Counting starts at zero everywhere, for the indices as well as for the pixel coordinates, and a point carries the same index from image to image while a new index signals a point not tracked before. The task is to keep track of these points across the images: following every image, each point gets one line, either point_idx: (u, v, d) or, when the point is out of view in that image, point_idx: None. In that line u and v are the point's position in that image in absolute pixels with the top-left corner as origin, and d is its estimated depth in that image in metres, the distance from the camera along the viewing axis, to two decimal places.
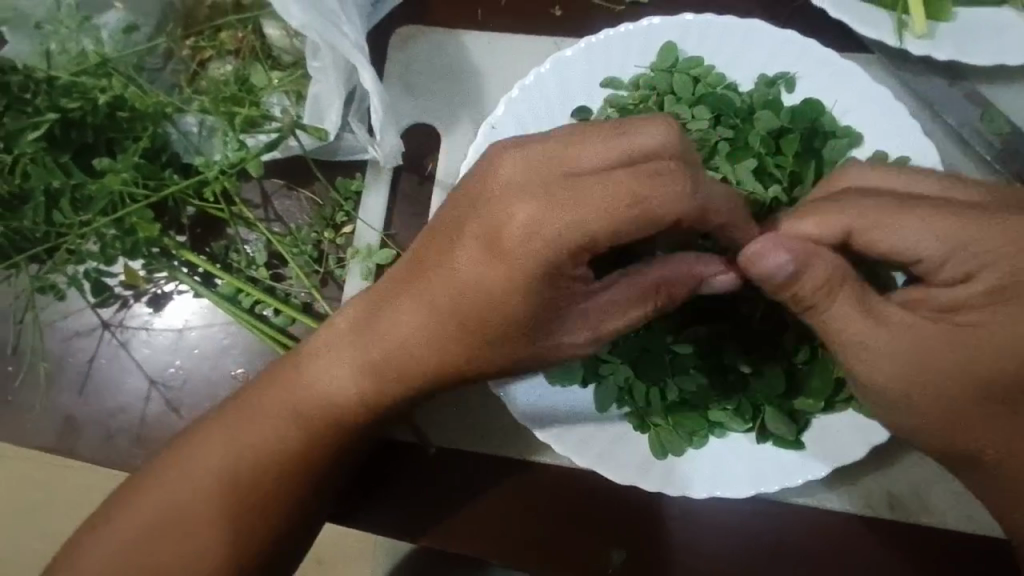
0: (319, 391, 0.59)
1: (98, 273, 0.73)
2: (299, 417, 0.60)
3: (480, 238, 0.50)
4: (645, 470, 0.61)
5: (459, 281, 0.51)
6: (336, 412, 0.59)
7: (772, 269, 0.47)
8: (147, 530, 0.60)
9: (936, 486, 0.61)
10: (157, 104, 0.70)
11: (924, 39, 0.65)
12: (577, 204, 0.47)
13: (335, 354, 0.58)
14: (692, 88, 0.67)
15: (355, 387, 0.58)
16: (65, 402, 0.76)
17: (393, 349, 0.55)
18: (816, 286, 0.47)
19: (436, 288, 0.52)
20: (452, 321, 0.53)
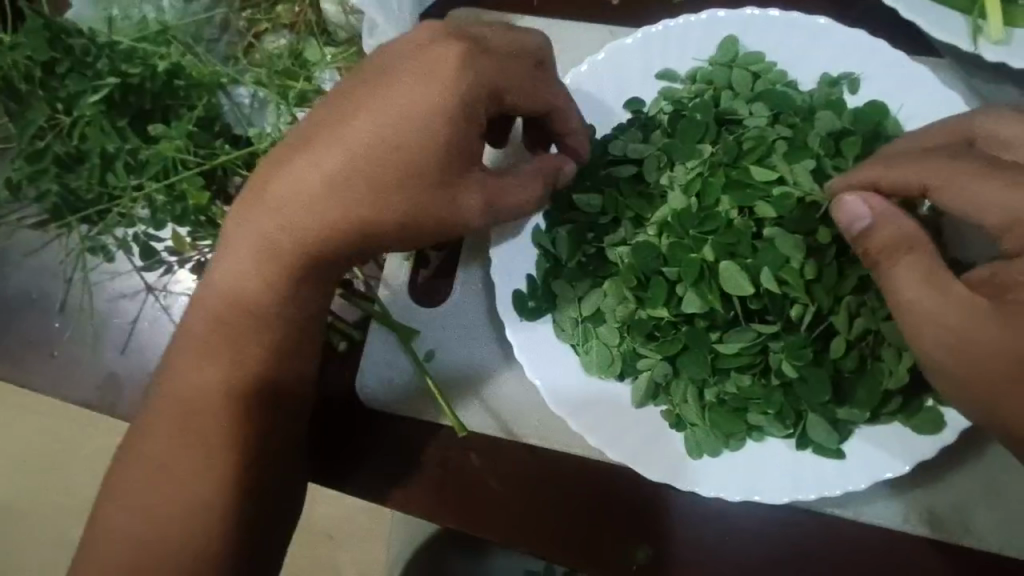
0: (226, 287, 0.58)
1: (147, 236, 0.74)
2: (218, 323, 0.58)
3: (390, 128, 0.55)
4: (678, 470, 0.60)
5: (385, 122, 0.55)
6: (254, 307, 0.58)
7: (851, 218, 0.51)
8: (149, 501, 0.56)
9: (980, 506, 0.59)
10: (212, 74, 0.72)
11: (1002, 45, 0.62)
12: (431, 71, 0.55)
13: (237, 248, 0.58)
14: (751, 84, 0.65)
15: (252, 277, 0.57)
16: (108, 360, 0.78)
17: (293, 203, 0.56)
18: (882, 244, 0.50)
19: (409, 157, 0.55)
20: (364, 172, 0.55)
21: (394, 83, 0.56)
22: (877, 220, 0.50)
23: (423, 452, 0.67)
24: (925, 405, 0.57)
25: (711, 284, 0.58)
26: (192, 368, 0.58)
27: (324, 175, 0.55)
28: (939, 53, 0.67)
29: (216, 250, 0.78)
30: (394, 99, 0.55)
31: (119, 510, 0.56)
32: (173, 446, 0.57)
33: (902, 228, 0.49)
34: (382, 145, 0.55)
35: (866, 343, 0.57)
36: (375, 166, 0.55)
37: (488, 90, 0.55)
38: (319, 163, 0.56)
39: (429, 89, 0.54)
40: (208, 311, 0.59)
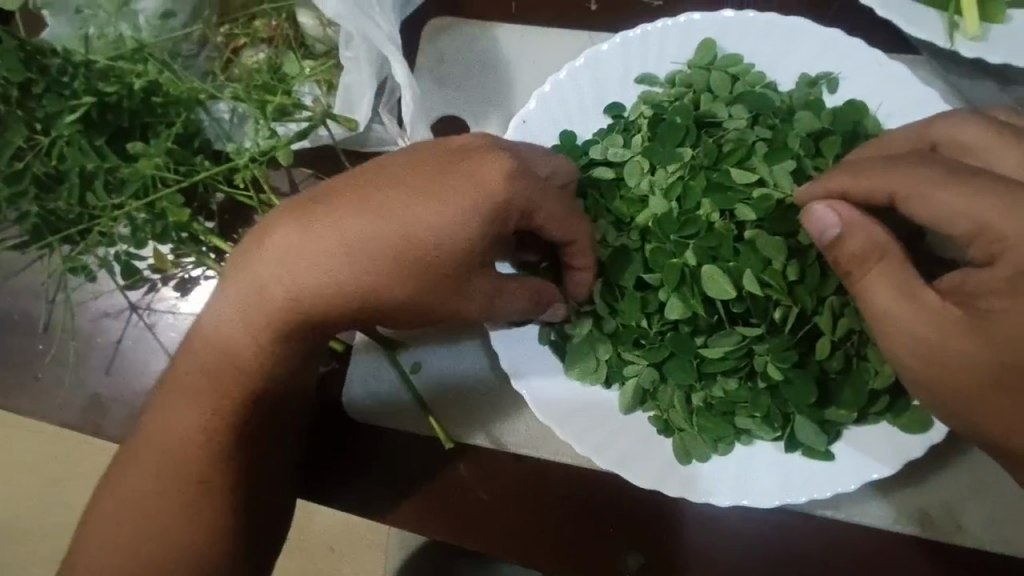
0: (222, 348, 0.57)
1: (128, 255, 0.74)
2: (207, 387, 0.58)
3: (410, 222, 0.52)
4: (667, 476, 0.59)
5: (399, 209, 0.52)
6: (236, 382, 0.58)
7: (819, 228, 0.49)
8: (133, 524, 0.56)
9: (970, 505, 0.59)
10: (190, 90, 0.71)
11: (977, 41, 0.62)
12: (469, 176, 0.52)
13: (235, 315, 0.56)
14: (730, 87, 0.65)
15: (250, 347, 0.57)
16: (92, 381, 0.77)
17: (296, 282, 0.54)
18: (854, 253, 0.48)
19: (404, 249, 0.52)
20: (370, 261, 0.53)
21: (415, 184, 0.53)
22: (848, 229, 0.48)
23: (410, 463, 0.67)
24: (913, 405, 0.56)
25: (694, 290, 0.58)
26: (180, 422, 0.58)
27: (319, 260, 0.53)
28: (917, 50, 0.67)
29: (199, 266, 0.78)
30: (417, 196, 0.52)
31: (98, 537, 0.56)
32: (154, 493, 0.57)
33: (873, 238, 0.48)
34: (383, 237, 0.52)
35: (851, 343, 0.56)
36: (373, 259, 0.53)
37: (522, 199, 0.53)
38: (319, 245, 0.53)
39: (468, 192, 0.52)
40: (201, 372, 0.58)
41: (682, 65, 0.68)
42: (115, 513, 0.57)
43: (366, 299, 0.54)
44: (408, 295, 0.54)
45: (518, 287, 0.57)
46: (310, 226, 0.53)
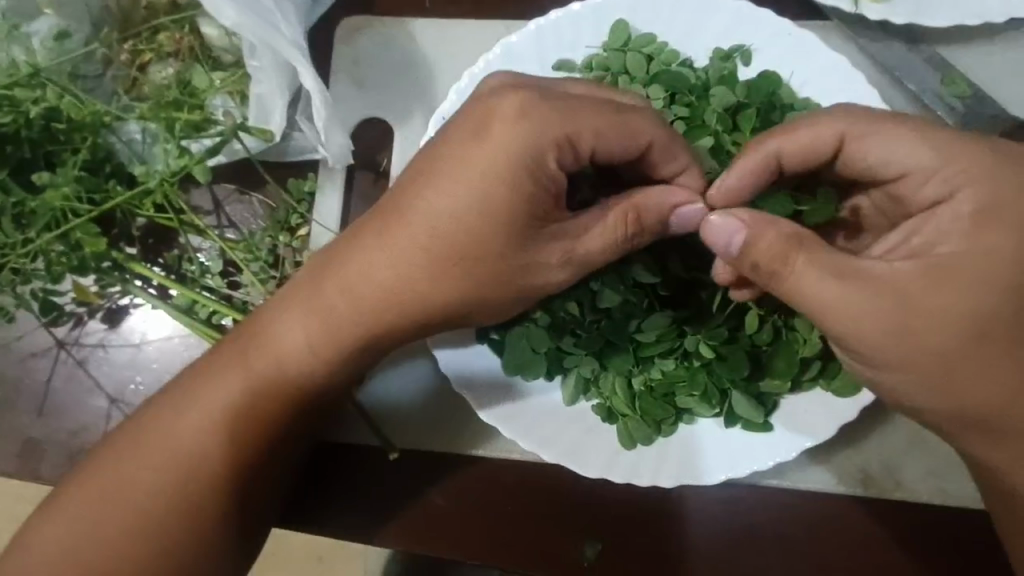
0: (278, 357, 0.59)
1: (46, 291, 0.70)
2: (275, 386, 0.59)
3: (473, 200, 0.53)
4: (613, 463, 0.60)
5: (442, 199, 0.54)
6: (312, 378, 0.59)
7: (725, 238, 0.49)
8: (75, 557, 0.56)
9: (907, 459, 0.61)
10: (95, 114, 0.67)
11: (882, 2, 0.63)
12: (514, 129, 0.52)
13: (293, 324, 0.58)
14: (646, 68, 0.64)
15: (309, 354, 0.59)
16: (24, 425, 0.73)
17: (373, 291, 0.56)
18: (770, 252, 0.47)
19: (479, 232, 0.54)
20: (441, 253, 0.55)
21: (492, 158, 0.52)
22: (754, 228, 0.48)
23: (357, 478, 0.66)
24: (843, 367, 0.57)
25: (623, 277, 0.58)
26: (233, 403, 0.58)
27: (398, 255, 0.55)
28: (827, 16, 0.67)
29: (126, 294, 0.75)
30: (474, 173, 0.53)
31: (52, 542, 0.56)
32: (133, 484, 0.57)
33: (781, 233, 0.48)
34: (451, 221, 0.54)
35: (778, 314, 0.57)
36: (449, 246, 0.54)
37: (557, 126, 0.52)
38: (386, 250, 0.55)
39: (511, 141, 0.52)
40: (265, 372, 0.59)
41: (596, 49, 0.67)
42: (64, 521, 0.57)
43: (440, 282, 0.55)
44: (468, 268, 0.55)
45: (598, 231, 0.54)
46: (395, 226, 0.55)
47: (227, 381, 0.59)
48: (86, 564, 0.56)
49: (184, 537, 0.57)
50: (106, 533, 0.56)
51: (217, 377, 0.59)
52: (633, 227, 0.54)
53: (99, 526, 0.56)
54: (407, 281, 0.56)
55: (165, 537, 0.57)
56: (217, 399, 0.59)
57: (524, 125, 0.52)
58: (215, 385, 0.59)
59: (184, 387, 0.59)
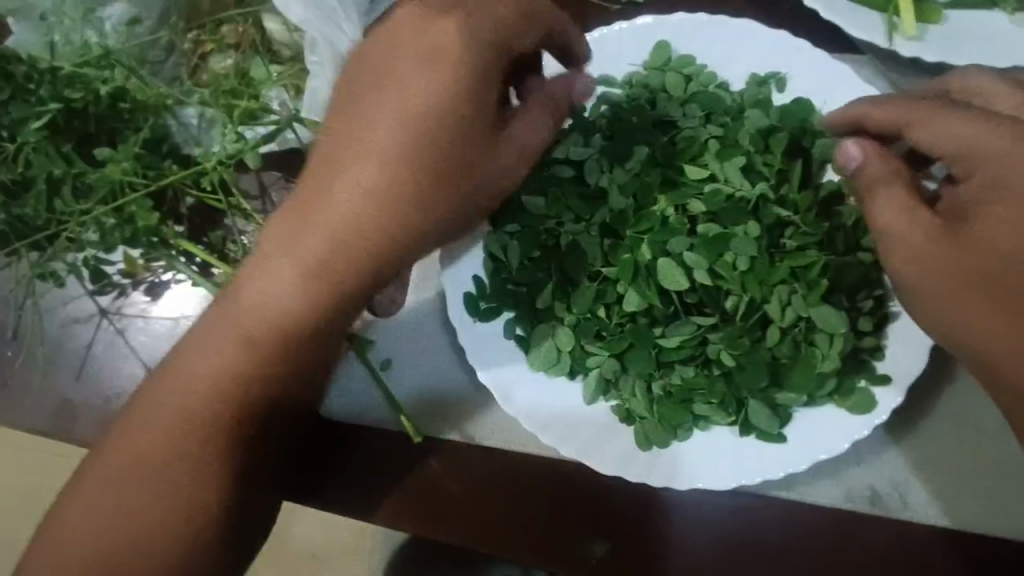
0: (267, 304, 0.55)
1: (97, 260, 0.74)
2: (246, 339, 0.56)
3: (433, 111, 0.56)
4: (628, 463, 0.61)
5: (410, 116, 0.56)
6: (300, 317, 0.56)
7: (847, 156, 0.56)
8: (105, 527, 0.54)
9: (917, 482, 0.62)
10: (158, 97, 0.71)
11: (914, 40, 0.66)
12: (437, 53, 0.56)
13: (275, 268, 0.56)
14: (685, 87, 0.67)
15: (297, 292, 0.55)
16: (62, 386, 0.76)
17: (361, 219, 0.56)
18: (883, 174, 0.54)
19: (447, 135, 0.56)
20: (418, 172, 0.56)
21: (365, 89, 0.57)
22: (868, 159, 0.55)
23: (381, 464, 0.68)
24: (858, 386, 0.59)
25: (649, 284, 0.61)
26: (226, 366, 0.56)
27: (293, 212, 0.56)
28: (862, 52, 0.70)
29: (169, 270, 0.78)
30: (425, 75, 0.56)
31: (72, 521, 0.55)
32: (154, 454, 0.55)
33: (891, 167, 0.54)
34: (416, 138, 0.56)
35: (798, 330, 0.59)
36: (393, 140, 0.56)
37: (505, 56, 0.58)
38: (363, 173, 0.55)
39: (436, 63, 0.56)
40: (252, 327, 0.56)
41: None
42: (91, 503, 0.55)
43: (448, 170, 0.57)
44: (325, 149, 0.56)
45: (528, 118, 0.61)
46: (301, 197, 0.56)
47: (190, 350, 0.57)
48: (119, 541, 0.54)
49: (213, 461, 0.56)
50: (138, 504, 0.55)
51: (212, 345, 0.56)
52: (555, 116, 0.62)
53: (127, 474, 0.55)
54: (417, 205, 0.56)
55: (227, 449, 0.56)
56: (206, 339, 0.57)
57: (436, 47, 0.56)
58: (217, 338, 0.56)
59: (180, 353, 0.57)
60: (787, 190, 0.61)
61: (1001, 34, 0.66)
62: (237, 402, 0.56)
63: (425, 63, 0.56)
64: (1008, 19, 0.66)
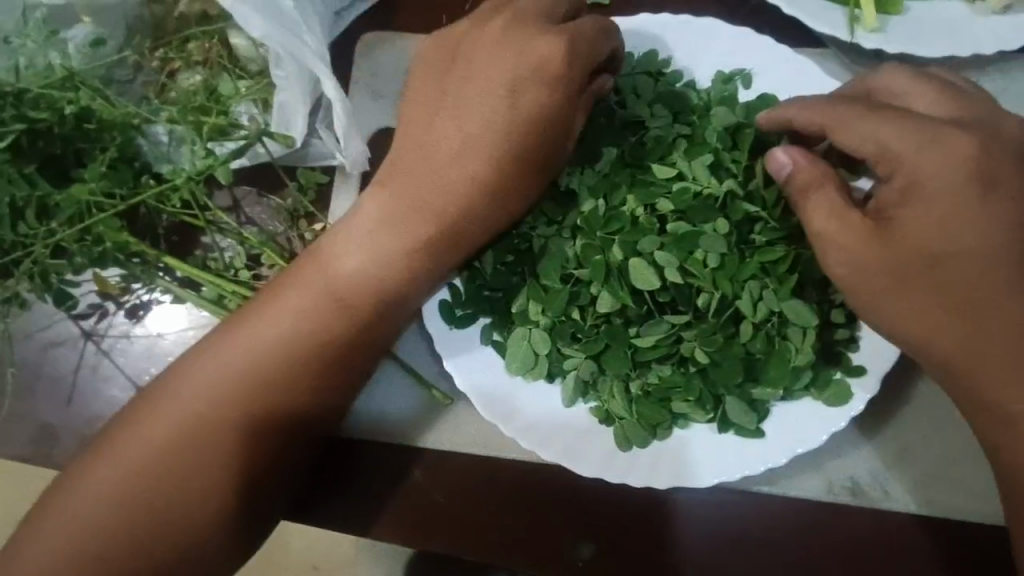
0: (343, 274, 0.60)
1: (63, 281, 0.73)
2: (324, 306, 0.60)
3: (510, 101, 0.60)
4: (609, 464, 0.61)
5: (487, 107, 0.60)
6: (366, 291, 0.60)
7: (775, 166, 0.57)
8: (130, 487, 0.57)
9: (898, 471, 0.62)
10: (125, 116, 0.70)
11: (876, 32, 0.67)
12: (521, 49, 0.60)
13: (354, 240, 0.61)
14: (652, 87, 0.67)
15: (372, 263, 0.60)
16: (41, 411, 0.75)
17: (435, 198, 0.61)
18: (806, 180, 0.55)
19: (516, 125, 0.60)
20: (489, 161, 0.60)
21: (459, 82, 0.62)
22: (795, 167, 0.55)
23: (364, 478, 0.67)
24: (834, 378, 0.59)
25: (623, 284, 0.61)
26: (293, 331, 0.60)
27: (378, 190, 0.62)
28: (825, 46, 0.71)
29: (147, 289, 0.78)
30: (512, 65, 0.60)
31: (95, 484, 0.57)
32: (198, 418, 0.58)
33: (817, 171, 0.54)
34: (491, 127, 0.60)
35: (771, 324, 0.59)
36: (465, 140, 0.60)
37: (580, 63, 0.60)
38: (447, 156, 0.61)
39: (532, 51, 0.60)
40: (326, 294, 0.60)
41: None
42: (97, 491, 0.57)
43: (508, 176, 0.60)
44: (414, 131, 0.63)
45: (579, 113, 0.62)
46: (390, 173, 0.62)
47: (264, 316, 0.60)
48: (153, 501, 0.57)
49: (252, 429, 0.59)
50: (176, 463, 0.58)
51: (283, 308, 0.60)
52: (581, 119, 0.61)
53: (175, 436, 0.58)
54: (486, 192, 0.61)
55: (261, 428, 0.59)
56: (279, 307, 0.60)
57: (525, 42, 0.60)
58: (289, 304, 0.60)
59: (251, 315, 0.61)
60: (754, 185, 0.61)
61: (961, 23, 0.67)
62: (293, 374, 0.60)
63: (513, 56, 0.60)
64: (968, 7, 0.67)
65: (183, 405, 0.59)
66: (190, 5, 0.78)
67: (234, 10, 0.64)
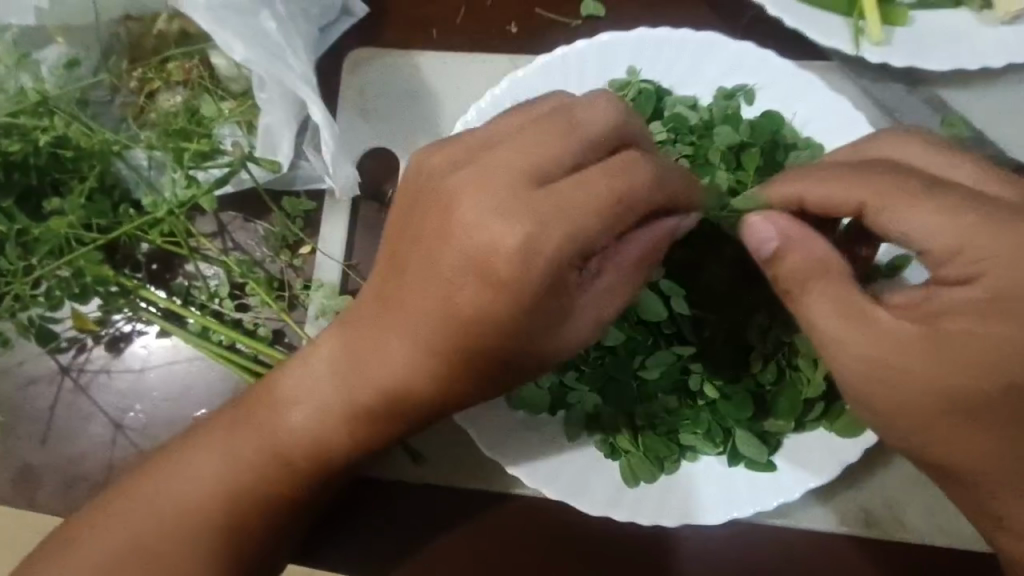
0: (299, 426, 0.58)
1: (43, 319, 0.70)
2: (277, 454, 0.58)
3: (477, 272, 0.48)
4: (616, 501, 0.59)
5: (449, 279, 0.49)
6: (325, 450, 0.58)
7: (758, 242, 0.49)
8: (108, 570, 0.57)
9: (911, 501, 0.61)
10: (104, 142, 0.67)
11: (882, 45, 0.65)
12: (517, 215, 0.46)
13: (312, 391, 0.57)
14: (653, 105, 0.65)
15: (327, 421, 0.57)
16: (24, 451, 0.73)
17: (387, 373, 0.53)
18: (796, 268, 0.48)
19: (481, 312, 0.49)
20: (445, 343, 0.51)
21: (427, 229, 0.49)
22: (786, 242, 0.48)
23: (364, 516, 0.65)
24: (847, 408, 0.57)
25: (627, 314, 0.59)
26: (252, 467, 0.59)
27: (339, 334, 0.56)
28: (827, 57, 0.69)
29: (129, 320, 0.75)
30: (480, 232, 0.47)
31: (74, 560, 0.57)
32: (162, 526, 0.58)
33: (813, 255, 0.47)
34: (448, 303, 0.49)
35: (781, 354, 0.58)
36: (425, 308, 0.50)
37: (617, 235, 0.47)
38: (404, 326, 0.52)
39: (512, 223, 0.46)
40: (285, 438, 0.58)
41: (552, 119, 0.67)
42: (92, 552, 0.57)
43: (463, 360, 0.51)
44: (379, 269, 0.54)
45: (607, 288, 0.50)
46: (351, 319, 0.55)
47: (223, 438, 0.59)
48: None
49: (217, 543, 0.58)
50: (145, 555, 0.57)
51: (236, 446, 0.59)
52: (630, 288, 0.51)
53: (131, 547, 0.57)
54: (447, 373, 0.52)
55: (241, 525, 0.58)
56: (232, 446, 0.59)
57: (510, 205, 0.46)
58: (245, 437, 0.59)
59: (206, 442, 0.59)
60: None
61: (969, 32, 0.65)
62: (262, 494, 0.59)
63: (494, 218, 0.46)
64: (974, 16, 0.65)
65: (148, 498, 0.58)
66: (169, 23, 0.74)
67: (217, 36, 0.63)
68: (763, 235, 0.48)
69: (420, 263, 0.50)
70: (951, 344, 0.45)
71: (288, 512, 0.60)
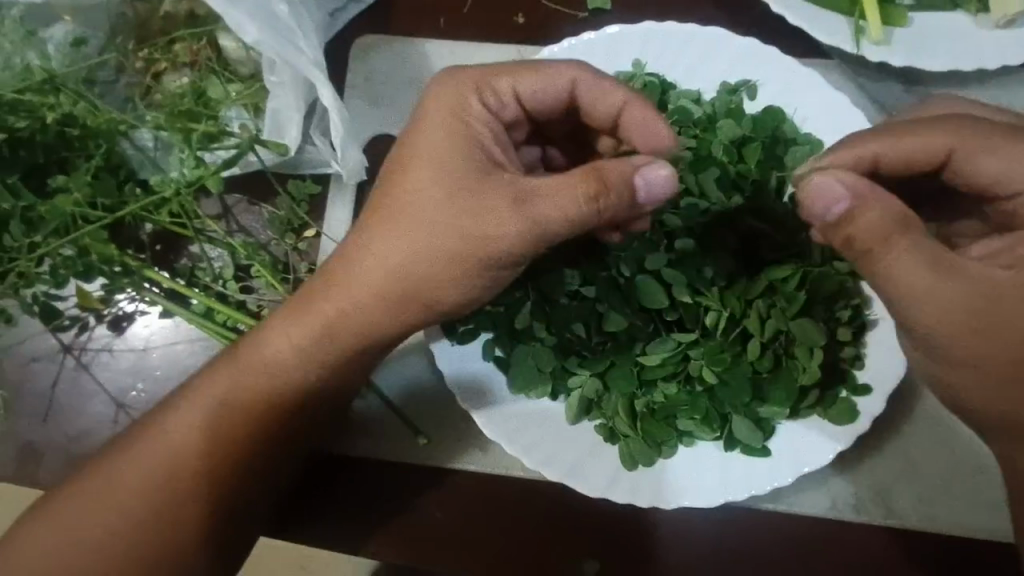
0: (271, 358, 0.59)
1: (47, 297, 0.70)
2: (249, 389, 0.59)
3: (442, 181, 0.53)
4: (614, 483, 0.61)
5: (416, 195, 0.54)
6: (299, 373, 0.59)
7: (826, 204, 0.47)
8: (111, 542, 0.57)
9: (901, 487, 0.63)
10: (110, 122, 0.67)
11: (882, 45, 0.66)
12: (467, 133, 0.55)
13: (283, 324, 0.59)
14: (659, 98, 0.66)
15: (298, 348, 0.59)
16: (24, 429, 0.73)
17: (364, 293, 0.56)
18: (869, 228, 0.46)
19: (451, 215, 0.53)
20: (420, 250, 0.54)
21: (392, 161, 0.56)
22: (858, 202, 0.46)
23: (361, 496, 0.66)
24: (840, 397, 0.60)
25: (628, 301, 0.60)
26: (225, 409, 0.59)
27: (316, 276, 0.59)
28: (828, 56, 0.70)
29: (132, 300, 0.75)
30: (435, 149, 0.54)
31: (76, 534, 0.57)
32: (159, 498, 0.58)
33: (886, 213, 0.46)
34: (419, 212, 0.54)
35: (779, 343, 0.59)
36: (397, 223, 0.55)
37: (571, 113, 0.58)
38: (382, 248, 0.55)
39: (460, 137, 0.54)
40: (255, 374, 0.59)
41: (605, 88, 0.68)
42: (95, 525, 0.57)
43: (441, 263, 0.54)
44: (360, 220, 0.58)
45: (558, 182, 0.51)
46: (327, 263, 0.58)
47: (197, 389, 0.60)
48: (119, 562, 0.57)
49: (200, 502, 0.59)
50: (143, 527, 0.58)
51: (207, 387, 0.60)
52: (597, 189, 0.50)
53: (129, 518, 0.58)
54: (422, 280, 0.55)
55: (218, 504, 0.59)
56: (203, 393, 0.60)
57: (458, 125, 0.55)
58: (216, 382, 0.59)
59: (185, 401, 0.60)
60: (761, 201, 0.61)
61: (966, 33, 0.67)
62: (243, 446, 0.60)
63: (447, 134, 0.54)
64: (971, 19, 0.67)
65: (148, 473, 0.59)
66: (177, 5, 0.74)
67: (227, 15, 0.62)
68: (833, 194, 0.46)
69: (397, 196, 0.55)
70: (948, 335, 0.47)
71: (269, 469, 0.61)
